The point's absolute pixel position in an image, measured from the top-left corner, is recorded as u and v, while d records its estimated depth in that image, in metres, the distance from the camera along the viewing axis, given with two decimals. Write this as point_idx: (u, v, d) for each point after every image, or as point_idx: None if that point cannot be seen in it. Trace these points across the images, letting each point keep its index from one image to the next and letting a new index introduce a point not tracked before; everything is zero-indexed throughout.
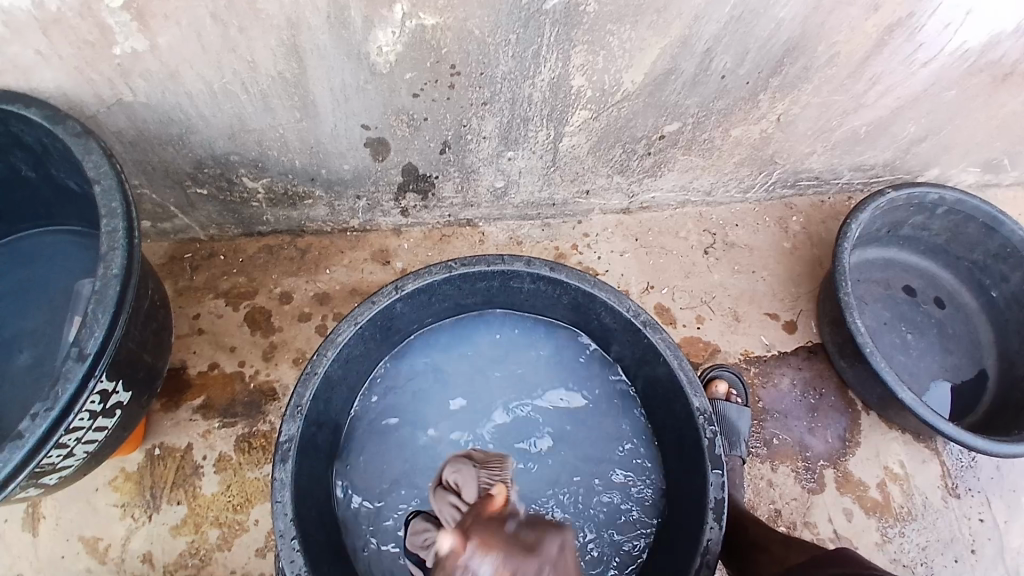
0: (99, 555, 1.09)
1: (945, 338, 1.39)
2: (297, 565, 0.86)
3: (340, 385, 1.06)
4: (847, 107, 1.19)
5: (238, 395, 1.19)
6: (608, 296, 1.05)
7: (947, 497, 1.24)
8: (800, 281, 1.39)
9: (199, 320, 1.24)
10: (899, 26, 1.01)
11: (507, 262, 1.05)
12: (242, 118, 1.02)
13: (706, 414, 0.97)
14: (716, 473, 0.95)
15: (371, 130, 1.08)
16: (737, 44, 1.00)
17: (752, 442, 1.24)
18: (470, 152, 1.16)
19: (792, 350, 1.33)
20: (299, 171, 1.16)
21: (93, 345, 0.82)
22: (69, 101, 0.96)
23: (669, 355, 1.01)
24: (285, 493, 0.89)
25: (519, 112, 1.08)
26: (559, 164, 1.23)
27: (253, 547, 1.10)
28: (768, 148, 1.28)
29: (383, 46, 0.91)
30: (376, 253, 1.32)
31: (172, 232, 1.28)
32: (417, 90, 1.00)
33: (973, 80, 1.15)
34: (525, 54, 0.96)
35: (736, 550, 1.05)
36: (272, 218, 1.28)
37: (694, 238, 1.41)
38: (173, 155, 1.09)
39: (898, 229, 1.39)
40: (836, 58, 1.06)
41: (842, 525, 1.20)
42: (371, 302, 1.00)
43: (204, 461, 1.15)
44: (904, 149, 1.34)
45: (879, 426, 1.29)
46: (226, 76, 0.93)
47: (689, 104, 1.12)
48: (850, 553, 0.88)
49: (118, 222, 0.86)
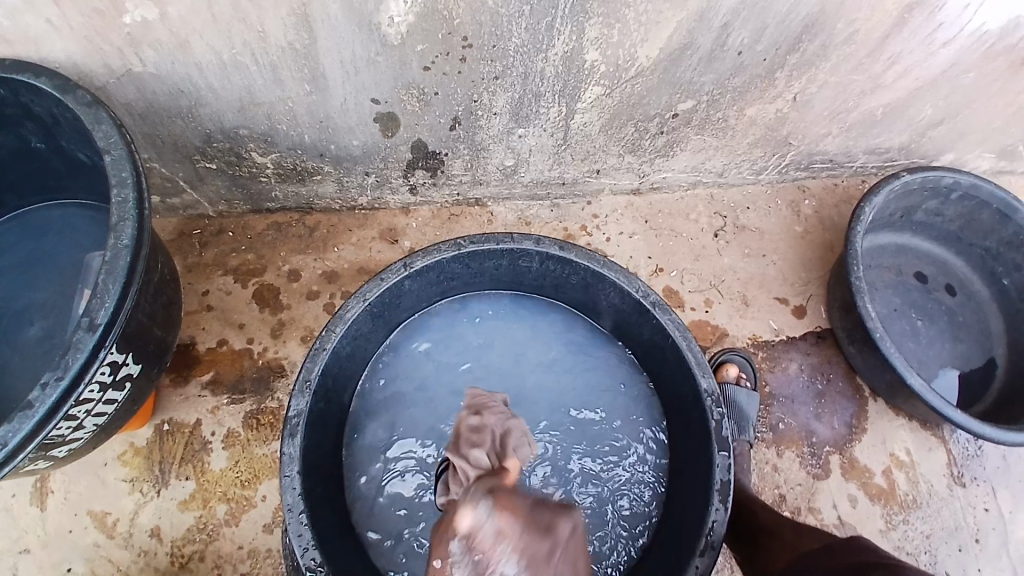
0: (108, 529, 1.10)
1: (956, 326, 1.37)
2: (305, 539, 0.87)
3: (350, 360, 1.06)
4: (865, 87, 1.17)
5: (246, 372, 1.20)
6: (617, 276, 1.04)
7: (952, 486, 1.24)
8: (811, 265, 1.38)
9: (207, 297, 1.24)
10: (922, 3, 0.99)
11: (516, 240, 1.04)
12: (252, 91, 1.01)
13: (713, 396, 0.97)
14: (723, 455, 0.94)
15: (380, 105, 1.07)
16: (755, 18, 0.98)
17: (759, 427, 1.24)
18: (480, 129, 1.15)
19: (800, 336, 1.32)
20: (308, 146, 1.15)
21: (104, 316, 0.82)
22: (79, 71, 0.95)
23: (677, 336, 1.00)
24: (293, 467, 0.89)
25: (531, 87, 1.07)
26: (570, 142, 1.22)
27: (261, 523, 1.11)
28: (783, 128, 1.26)
29: (395, 16, 0.90)
30: (383, 232, 1.31)
31: (181, 208, 1.28)
32: (428, 63, 0.99)
33: (994, 62, 1.13)
34: (538, 26, 0.94)
35: (744, 535, 1.05)
36: (281, 195, 1.27)
37: (705, 220, 1.39)
38: (182, 128, 1.08)
39: (913, 214, 1.37)
40: (856, 35, 1.04)
41: (846, 510, 1.20)
42: (380, 280, 1.00)
43: (212, 437, 1.15)
44: (921, 132, 1.32)
45: (886, 413, 1.28)
46: (236, 46, 0.92)
47: (704, 81, 1.10)
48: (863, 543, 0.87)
49: (128, 191, 0.86)
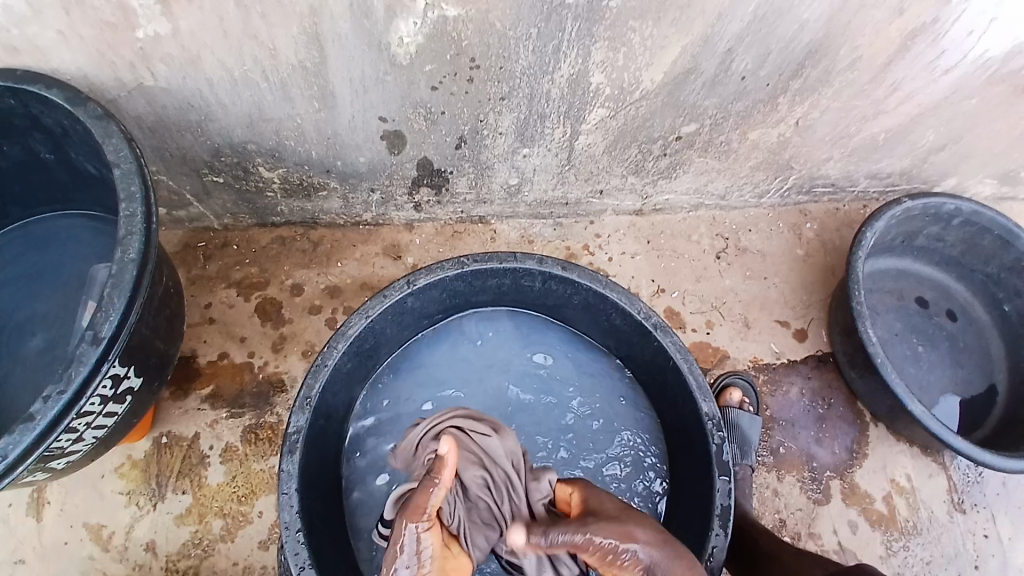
0: (102, 542, 1.09)
1: (958, 351, 1.37)
2: (302, 558, 0.86)
3: (351, 376, 1.06)
4: (867, 113, 1.18)
5: (247, 385, 1.19)
6: (620, 297, 1.05)
7: (953, 513, 1.23)
8: (812, 288, 1.38)
9: (210, 309, 1.24)
10: (923, 32, 1.00)
11: (519, 259, 1.05)
12: (261, 107, 1.02)
13: (714, 420, 0.96)
14: (724, 479, 0.93)
15: (387, 123, 1.08)
16: (759, 44, 0.99)
17: (760, 451, 1.23)
18: (485, 147, 1.16)
19: (801, 359, 1.32)
20: (315, 162, 1.16)
21: (108, 330, 0.83)
22: (90, 83, 0.97)
23: (678, 358, 1.01)
24: (291, 484, 0.88)
25: (537, 108, 1.08)
26: (574, 162, 1.23)
27: (256, 539, 1.10)
28: (786, 152, 1.27)
29: (404, 36, 0.91)
30: (387, 247, 1.32)
31: (187, 221, 1.29)
32: (436, 82, 1.00)
33: (993, 90, 1.14)
34: (545, 49, 0.96)
35: (746, 559, 1.04)
36: (286, 210, 1.28)
37: (707, 241, 1.40)
38: (191, 142, 1.10)
39: (913, 238, 1.38)
40: (858, 63, 1.06)
41: (847, 536, 1.19)
42: (383, 296, 1.00)
43: (211, 451, 1.15)
44: (921, 157, 1.33)
45: (888, 438, 1.27)
46: (246, 63, 0.94)
47: (707, 105, 1.12)
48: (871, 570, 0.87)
49: (137, 207, 0.87)
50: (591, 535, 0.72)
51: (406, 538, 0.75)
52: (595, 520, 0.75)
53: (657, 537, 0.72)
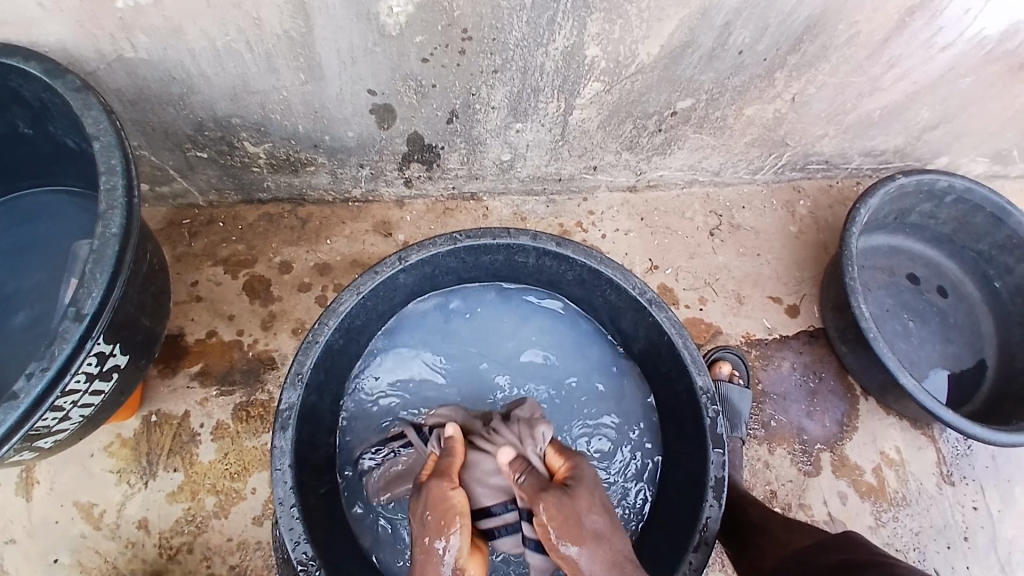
0: (93, 521, 1.08)
1: (947, 327, 1.38)
2: (297, 533, 0.86)
3: (344, 353, 1.05)
4: (863, 90, 1.17)
5: (236, 363, 1.18)
6: (613, 274, 1.03)
7: (942, 484, 1.25)
8: (805, 265, 1.38)
9: (197, 287, 1.22)
10: (921, 9, 0.99)
11: (512, 235, 1.03)
12: (246, 79, 0.99)
13: (709, 394, 0.96)
14: (717, 452, 0.94)
15: (377, 96, 1.05)
16: (757, 18, 0.97)
17: (751, 424, 1.24)
18: (477, 122, 1.14)
19: (793, 334, 1.32)
20: (302, 136, 1.13)
21: (91, 306, 0.81)
22: (69, 56, 0.93)
23: (673, 333, 1.00)
24: (284, 460, 0.88)
25: (529, 82, 1.05)
26: (568, 138, 1.21)
27: (250, 515, 1.10)
28: (780, 129, 1.26)
29: (394, 6, 0.88)
30: (377, 224, 1.30)
31: (171, 197, 1.25)
32: (427, 55, 0.97)
33: (990, 67, 1.13)
34: (539, 20, 0.93)
35: (736, 531, 1.05)
36: (273, 185, 1.25)
37: (700, 219, 1.39)
38: (173, 115, 1.06)
39: (906, 216, 1.38)
40: (856, 38, 1.04)
41: (837, 507, 1.21)
42: (374, 273, 0.99)
43: (201, 429, 1.14)
44: (915, 135, 1.32)
45: (877, 412, 1.29)
46: (230, 33, 0.90)
47: (703, 80, 1.10)
48: (856, 539, 0.88)
49: (117, 179, 0.84)
50: (544, 515, 0.76)
51: (441, 554, 0.78)
52: (557, 491, 0.78)
53: (608, 555, 0.74)
